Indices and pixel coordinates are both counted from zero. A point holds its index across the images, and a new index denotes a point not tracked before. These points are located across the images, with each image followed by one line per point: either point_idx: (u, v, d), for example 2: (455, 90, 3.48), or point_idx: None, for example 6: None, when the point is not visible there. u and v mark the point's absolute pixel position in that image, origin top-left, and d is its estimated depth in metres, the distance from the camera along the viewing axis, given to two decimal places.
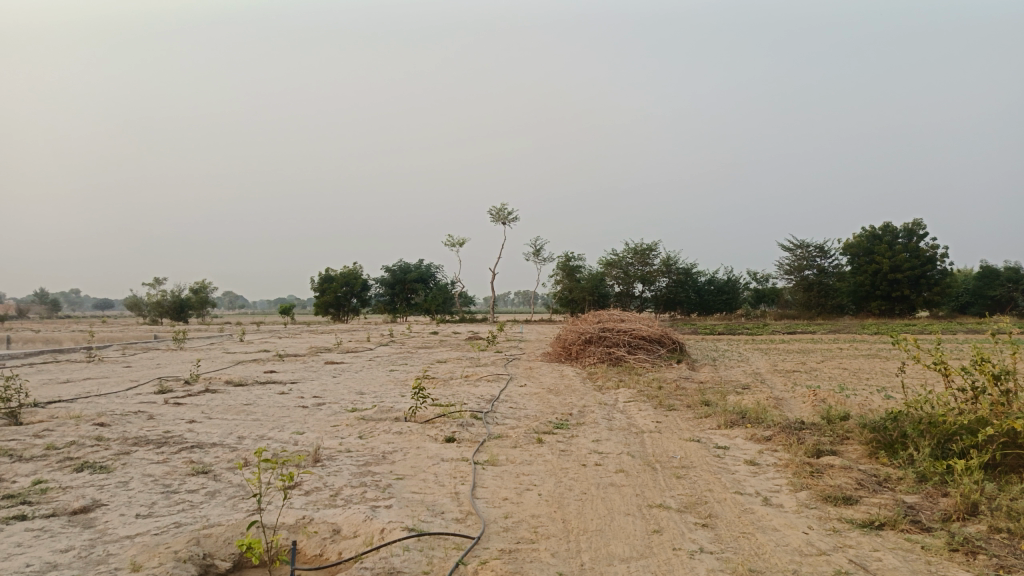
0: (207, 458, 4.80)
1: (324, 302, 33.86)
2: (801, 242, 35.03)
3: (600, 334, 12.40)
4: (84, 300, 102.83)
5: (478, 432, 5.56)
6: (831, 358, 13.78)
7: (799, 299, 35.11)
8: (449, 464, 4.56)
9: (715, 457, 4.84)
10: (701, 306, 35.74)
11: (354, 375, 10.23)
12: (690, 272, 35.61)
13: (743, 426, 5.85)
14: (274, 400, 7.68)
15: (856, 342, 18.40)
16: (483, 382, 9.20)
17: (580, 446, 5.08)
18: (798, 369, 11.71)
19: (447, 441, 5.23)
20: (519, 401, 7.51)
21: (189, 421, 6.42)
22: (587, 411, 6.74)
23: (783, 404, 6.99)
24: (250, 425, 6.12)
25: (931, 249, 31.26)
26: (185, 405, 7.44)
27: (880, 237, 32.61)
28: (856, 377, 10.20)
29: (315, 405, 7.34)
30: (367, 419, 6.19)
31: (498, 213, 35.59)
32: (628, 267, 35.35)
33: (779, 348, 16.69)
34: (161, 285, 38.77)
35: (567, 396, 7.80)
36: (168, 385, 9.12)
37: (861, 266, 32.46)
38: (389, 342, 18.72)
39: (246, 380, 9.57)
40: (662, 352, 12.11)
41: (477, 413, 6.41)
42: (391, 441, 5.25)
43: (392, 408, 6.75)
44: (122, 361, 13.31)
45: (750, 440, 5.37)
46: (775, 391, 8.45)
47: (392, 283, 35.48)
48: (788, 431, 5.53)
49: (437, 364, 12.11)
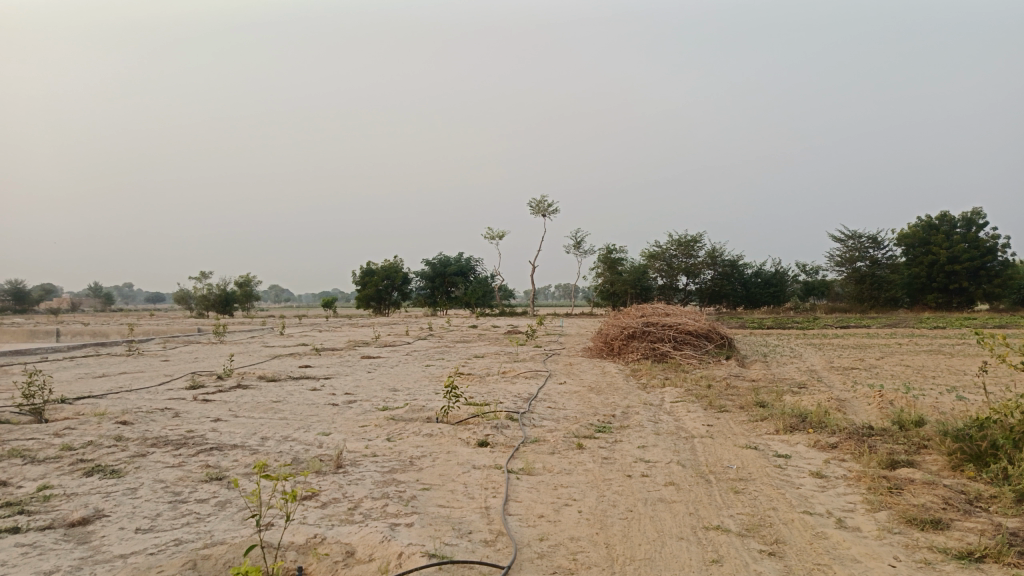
0: (225, 462, 4.50)
1: (365, 295, 33.93)
2: (853, 233, 33.77)
3: (644, 328, 11.89)
4: (137, 294, 105.64)
5: (514, 436, 5.15)
6: (890, 354, 13.00)
7: (850, 292, 33.87)
8: (481, 473, 4.16)
9: (776, 468, 4.34)
10: (747, 299, 34.76)
11: (389, 371, 9.93)
12: (736, 264, 34.64)
13: (805, 431, 5.31)
14: (304, 398, 7.40)
15: (915, 338, 17.46)
16: (521, 378, 8.81)
17: (625, 453, 4.63)
18: (857, 366, 11.02)
19: (479, 446, 4.84)
20: (558, 400, 7.09)
21: (213, 419, 6.16)
22: (631, 413, 6.27)
23: (845, 406, 6.42)
24: (275, 425, 5.82)
25: (992, 239, 29.80)
26: (213, 402, 7.21)
27: (937, 227, 31.25)
28: (921, 376, 9.48)
29: (346, 403, 7.03)
30: (397, 419, 5.84)
31: (538, 205, 35.16)
32: (672, 259, 34.61)
33: (832, 343, 15.90)
34: (208, 279, 39.32)
35: (610, 396, 7.34)
36: (201, 380, 8.93)
37: (916, 257, 31.18)
38: (428, 335, 18.45)
39: (279, 375, 9.35)
40: (710, 347, 11.54)
41: (513, 414, 6.00)
42: (420, 446, 4.88)
43: (424, 407, 6.39)
44: (161, 355, 13.30)
45: (812, 449, 4.84)
46: (835, 391, 7.85)
47: (432, 276, 35.34)
48: (856, 439, 4.98)
49: (475, 359, 11.77)
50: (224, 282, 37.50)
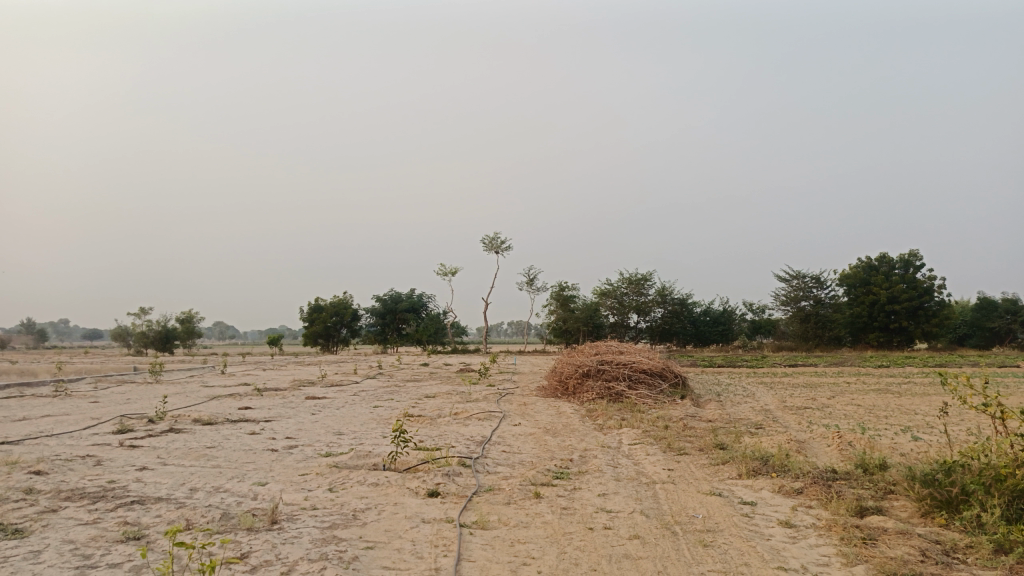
0: (146, 518, 4.06)
1: (313, 332, 33.09)
2: (797, 273, 34.55)
3: (598, 367, 11.71)
4: (73, 330, 101.36)
5: (466, 485, 4.83)
6: (840, 393, 13.06)
7: (795, 330, 34.46)
8: (430, 528, 3.83)
9: (743, 516, 4.13)
10: (697, 337, 35.07)
11: (335, 413, 9.48)
12: (685, 302, 35.02)
13: (768, 476, 5.13)
14: (241, 443, 6.92)
15: (861, 376, 17.70)
16: (473, 419, 8.47)
17: (585, 503, 4.36)
18: (809, 405, 11.00)
19: (429, 496, 4.50)
20: (513, 443, 6.79)
21: (139, 468, 5.66)
22: (589, 457, 6.01)
23: (805, 447, 6.29)
24: (207, 474, 5.37)
25: (928, 280, 30.84)
26: (141, 448, 6.67)
27: (877, 268, 32.17)
28: (874, 415, 9.48)
29: (286, 448, 6.60)
30: (341, 467, 5.46)
31: (490, 242, 35.09)
32: (623, 297, 34.82)
33: (783, 381, 15.98)
34: (148, 315, 37.86)
35: (566, 438, 7.08)
36: (130, 424, 8.33)
37: (858, 297, 31.98)
38: (377, 374, 17.93)
39: (217, 418, 8.80)
40: (664, 386, 11.41)
41: (465, 459, 5.68)
42: (365, 497, 4.52)
43: (370, 453, 6.01)
44: (90, 395, 12.51)
45: (778, 495, 4.65)
46: (792, 431, 7.74)
47: (383, 312, 34.73)
48: (821, 484, 4.82)
49: (425, 399, 11.37)
50: (165, 318, 36.17)
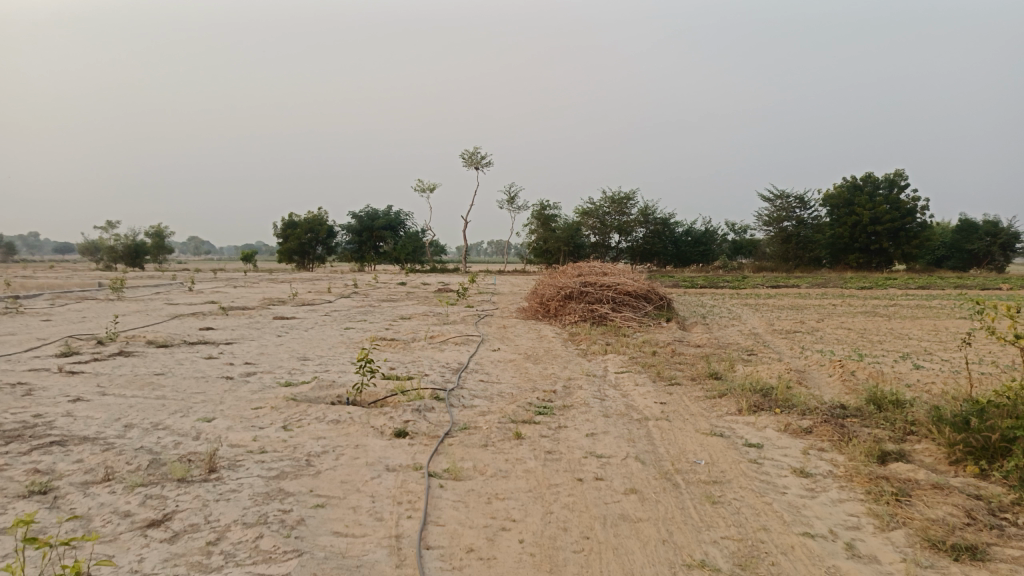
0: (63, 465, 3.47)
1: (288, 249, 32.19)
2: (781, 192, 33.95)
3: (581, 289, 11.15)
4: (44, 245, 99.09)
5: (438, 422, 4.29)
6: (827, 316, 12.68)
7: (776, 251, 34.18)
8: (394, 478, 3.30)
9: (751, 462, 3.65)
10: (678, 258, 34.65)
11: (302, 335, 8.88)
12: (668, 222, 34.44)
13: (773, 412, 4.65)
14: (195, 370, 6.31)
15: (846, 298, 17.39)
16: (449, 344, 7.93)
17: (571, 446, 3.85)
18: (799, 329, 10.60)
19: (395, 438, 3.96)
20: (491, 371, 6.25)
21: (72, 399, 5.04)
22: (574, 388, 5.51)
23: (806, 378, 5.83)
24: (147, 408, 4.77)
25: (911, 201, 30.43)
26: (82, 375, 6.04)
27: (861, 188, 31.64)
28: (868, 341, 9.08)
29: (243, 376, 6.01)
30: (299, 400, 4.89)
31: (470, 157, 33.94)
32: (605, 216, 34.17)
33: (768, 303, 15.63)
34: (116, 229, 36.76)
35: (548, 366, 6.57)
36: (76, 347, 7.66)
37: (840, 218, 31.61)
38: (351, 293, 17.31)
39: (173, 340, 8.16)
40: (649, 309, 10.93)
41: (437, 391, 5.13)
42: (322, 438, 3.96)
43: (334, 383, 5.43)
44: (44, 313, 11.78)
45: (785, 436, 4.17)
46: (787, 359, 7.29)
47: (359, 229, 33.83)
48: (832, 424, 4.33)
49: (400, 320, 10.80)
50: (133, 232, 35.02)
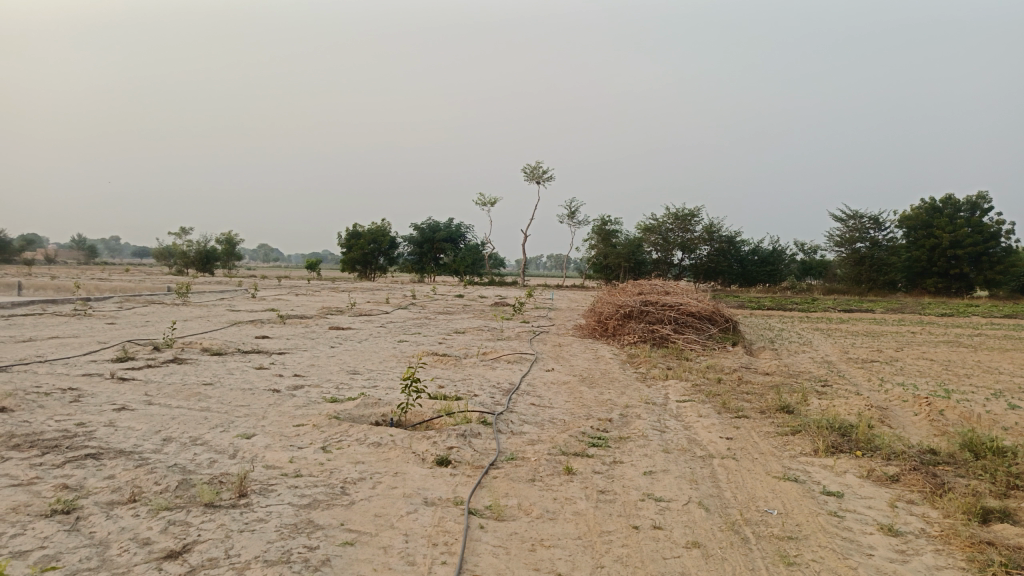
0: (93, 481, 3.33)
1: (351, 258, 32.62)
2: (854, 212, 32.66)
3: (642, 308, 10.75)
4: (125, 249, 103.79)
5: (484, 450, 4.02)
6: (906, 345, 11.91)
7: (847, 273, 32.82)
8: (432, 514, 3.03)
9: (831, 514, 3.24)
10: (743, 278, 33.61)
11: (355, 347, 8.77)
12: (733, 240, 33.52)
13: (853, 455, 4.20)
14: (243, 381, 6.22)
15: (925, 326, 16.42)
16: (502, 362, 7.67)
17: (627, 485, 3.51)
18: (876, 358, 9.93)
19: (437, 466, 3.70)
20: (544, 394, 5.95)
21: (117, 408, 4.97)
22: (632, 417, 5.16)
23: (888, 416, 5.33)
24: (188, 421, 4.65)
25: (996, 224, 28.82)
26: (133, 382, 6.01)
27: (941, 210, 30.24)
28: (954, 374, 8.39)
29: (290, 389, 5.87)
30: (342, 418, 4.70)
31: (532, 171, 33.87)
32: (668, 233, 33.52)
33: (840, 329, 14.86)
34: (189, 235, 38.13)
35: (605, 390, 6.24)
36: (133, 352, 7.70)
37: (917, 241, 30.30)
38: (409, 305, 17.29)
39: (227, 348, 8.14)
40: (714, 331, 10.44)
41: (485, 415, 4.85)
42: (360, 463, 3.73)
43: (379, 402, 5.22)
44: (110, 316, 12.05)
45: (868, 484, 3.74)
46: (864, 392, 6.75)
47: (421, 241, 34.08)
48: (923, 473, 3.87)
49: (454, 335, 10.62)
50: (205, 239, 36.17)
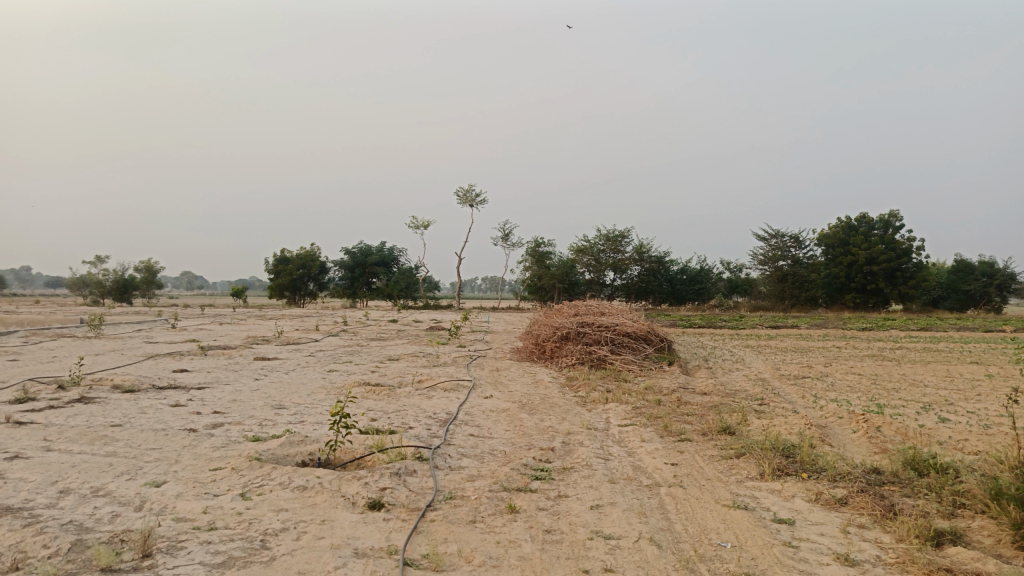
0: None
1: (279, 285, 31.65)
2: (777, 232, 33.75)
3: (578, 330, 10.65)
4: (36, 278, 98.40)
5: (420, 490, 3.75)
6: (833, 360, 12.17)
7: (772, 290, 33.80)
8: (365, 568, 2.74)
9: (786, 545, 3.10)
10: (673, 296, 34.19)
11: (281, 379, 8.32)
12: (663, 260, 34.11)
13: (799, 478, 4.12)
14: (157, 420, 5.74)
15: (849, 340, 16.91)
16: (438, 390, 7.39)
17: (574, 523, 3.31)
18: (807, 374, 10.07)
19: (370, 511, 3.42)
20: (482, 423, 5.70)
21: (8, 457, 4.46)
22: (574, 445, 4.98)
23: (828, 435, 5.30)
24: (90, 469, 4.19)
25: (907, 241, 30.21)
26: (30, 425, 5.46)
27: (856, 228, 31.44)
28: (882, 388, 8.56)
29: (208, 428, 5.44)
30: (264, 458, 4.34)
31: (465, 194, 33.76)
32: (600, 254, 33.87)
33: (770, 345, 15.15)
34: (106, 263, 36.38)
35: (544, 416, 6.05)
36: (34, 391, 7.07)
37: (835, 258, 31.32)
38: (340, 331, 16.75)
39: (141, 385, 7.57)
40: (650, 351, 10.41)
41: (421, 449, 4.58)
42: (284, 511, 3.41)
43: (307, 439, 4.88)
44: (12, 352, 11.15)
45: (817, 509, 3.64)
46: (801, 410, 6.77)
47: (352, 265, 33.40)
48: (870, 494, 3.80)
49: (387, 362, 10.25)
50: (122, 267, 34.47)
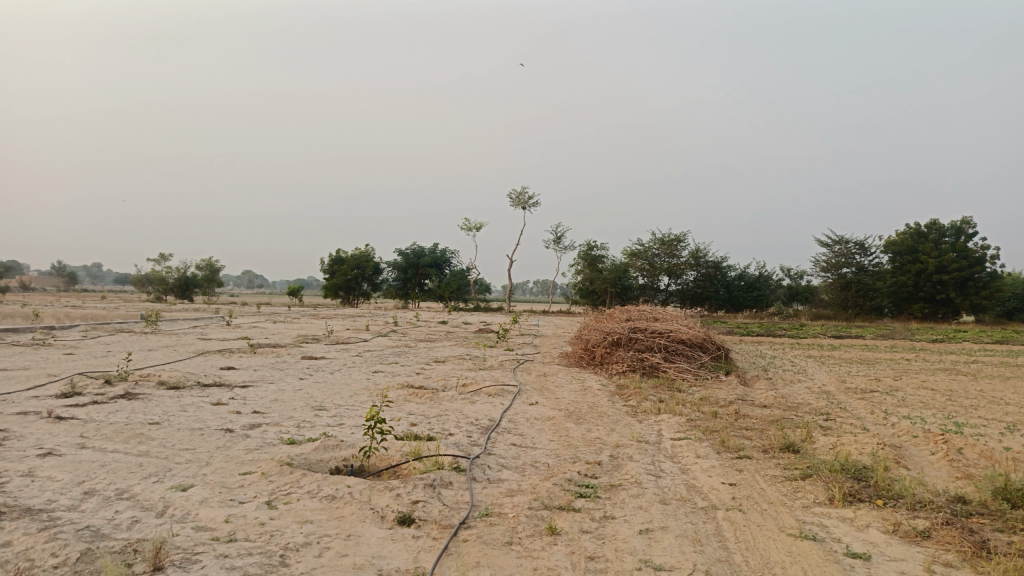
0: None
1: (333, 284, 32.02)
2: (840, 238, 32.52)
3: (630, 335, 10.28)
4: (107, 274, 102.48)
5: (455, 505, 3.49)
6: (903, 373, 11.47)
7: (834, 298, 32.58)
8: None
9: None
10: (729, 303, 33.27)
11: (325, 379, 8.21)
12: (719, 266, 33.24)
13: (875, 505, 3.71)
14: (197, 419, 5.64)
15: (919, 353, 15.99)
16: (483, 394, 7.14)
17: (620, 549, 3.00)
18: (875, 388, 9.47)
19: (399, 527, 3.17)
20: (526, 433, 5.43)
21: (41, 453, 4.38)
22: (623, 459, 4.65)
23: (904, 457, 4.84)
24: (119, 469, 4.07)
25: (981, 250, 28.69)
26: (71, 421, 5.42)
27: (926, 235, 30.04)
28: (960, 406, 7.93)
29: (245, 428, 5.30)
30: (296, 463, 4.15)
31: (518, 197, 33.56)
32: (654, 258, 33.25)
33: (833, 356, 14.43)
34: (169, 261, 37.55)
35: (593, 427, 5.74)
36: (82, 385, 7.09)
37: (903, 266, 29.95)
38: (390, 332, 16.71)
39: (185, 382, 7.54)
40: (705, 360, 9.97)
41: (459, 459, 4.32)
42: (309, 523, 3.19)
43: (343, 444, 4.67)
44: (70, 346, 11.39)
45: (897, 543, 3.24)
46: (870, 427, 6.28)
47: (405, 266, 33.57)
48: (959, 528, 3.36)
49: (434, 364, 10.07)
50: (184, 265, 35.45)
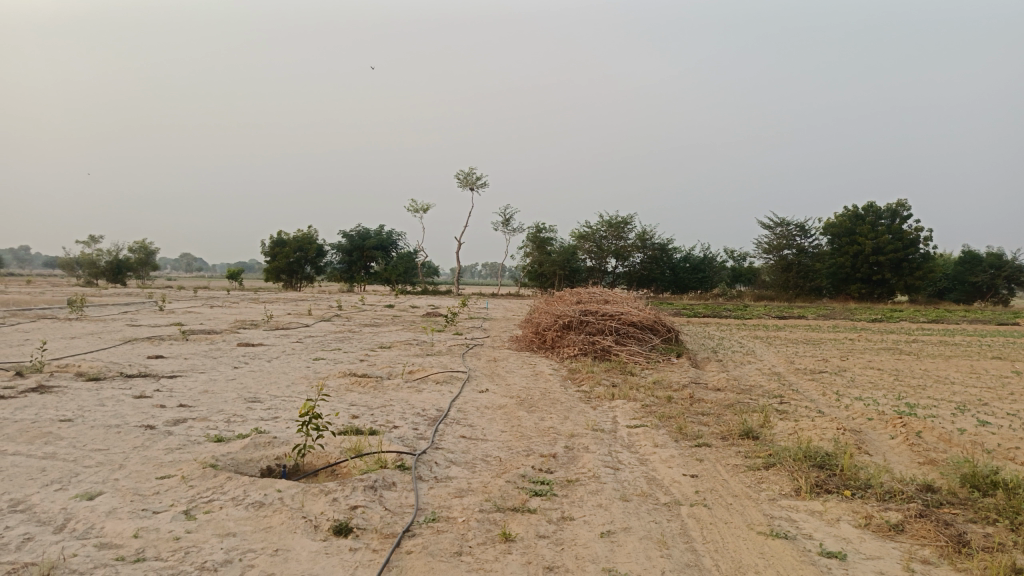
0: None
1: (276, 267, 31.04)
2: (782, 220, 33.04)
3: (581, 318, 10.07)
4: (35, 258, 97.78)
5: (399, 510, 3.16)
6: (849, 353, 11.58)
7: (776, 280, 33.17)
8: None
9: None
10: (675, 284, 33.57)
11: (262, 368, 7.72)
12: (666, 248, 33.47)
13: (844, 497, 3.53)
14: (116, 415, 5.15)
15: (861, 332, 16.28)
16: (430, 382, 6.80)
17: (582, 556, 2.72)
18: (824, 368, 9.48)
19: (335, 538, 2.83)
20: (476, 423, 5.12)
21: None
22: (579, 450, 4.39)
23: (864, 442, 4.71)
24: (17, 476, 3.60)
25: (915, 232, 29.51)
26: None
27: (863, 217, 30.76)
28: (908, 386, 7.96)
29: (167, 425, 4.84)
30: (221, 465, 3.75)
31: (465, 178, 33.04)
32: (602, 240, 33.23)
33: (779, 336, 14.55)
34: (100, 243, 35.82)
35: (546, 415, 5.47)
36: None
37: (841, 247, 30.63)
38: (334, 317, 16.16)
39: (106, 373, 6.97)
40: (656, 342, 9.83)
41: (402, 455, 3.97)
42: (232, 536, 2.82)
43: (276, 441, 4.28)
44: None
45: (871, 538, 3.05)
46: (825, 409, 6.19)
47: (350, 248, 32.78)
48: (932, 521, 3.20)
49: (379, 350, 9.66)
50: (116, 248, 33.85)
